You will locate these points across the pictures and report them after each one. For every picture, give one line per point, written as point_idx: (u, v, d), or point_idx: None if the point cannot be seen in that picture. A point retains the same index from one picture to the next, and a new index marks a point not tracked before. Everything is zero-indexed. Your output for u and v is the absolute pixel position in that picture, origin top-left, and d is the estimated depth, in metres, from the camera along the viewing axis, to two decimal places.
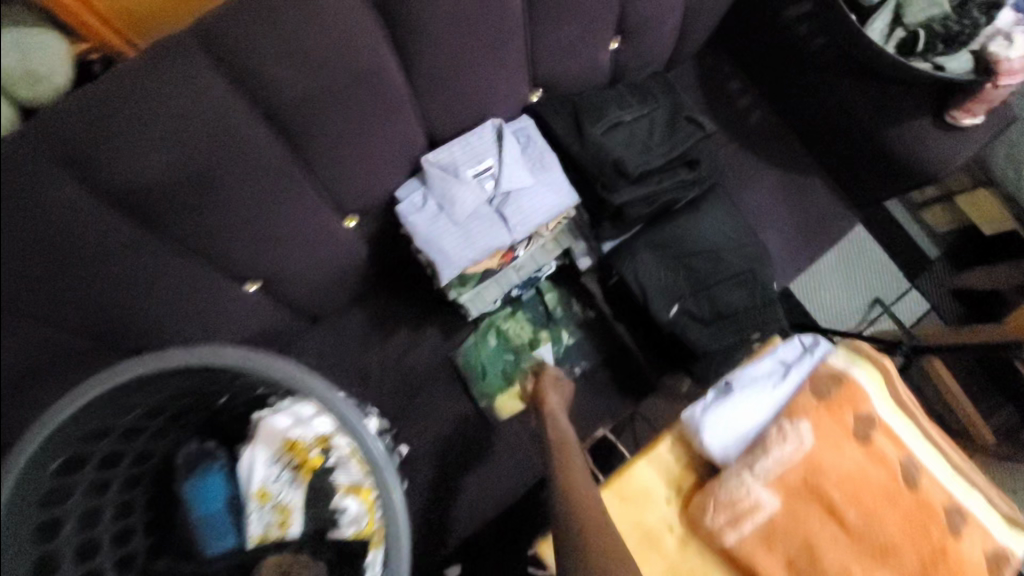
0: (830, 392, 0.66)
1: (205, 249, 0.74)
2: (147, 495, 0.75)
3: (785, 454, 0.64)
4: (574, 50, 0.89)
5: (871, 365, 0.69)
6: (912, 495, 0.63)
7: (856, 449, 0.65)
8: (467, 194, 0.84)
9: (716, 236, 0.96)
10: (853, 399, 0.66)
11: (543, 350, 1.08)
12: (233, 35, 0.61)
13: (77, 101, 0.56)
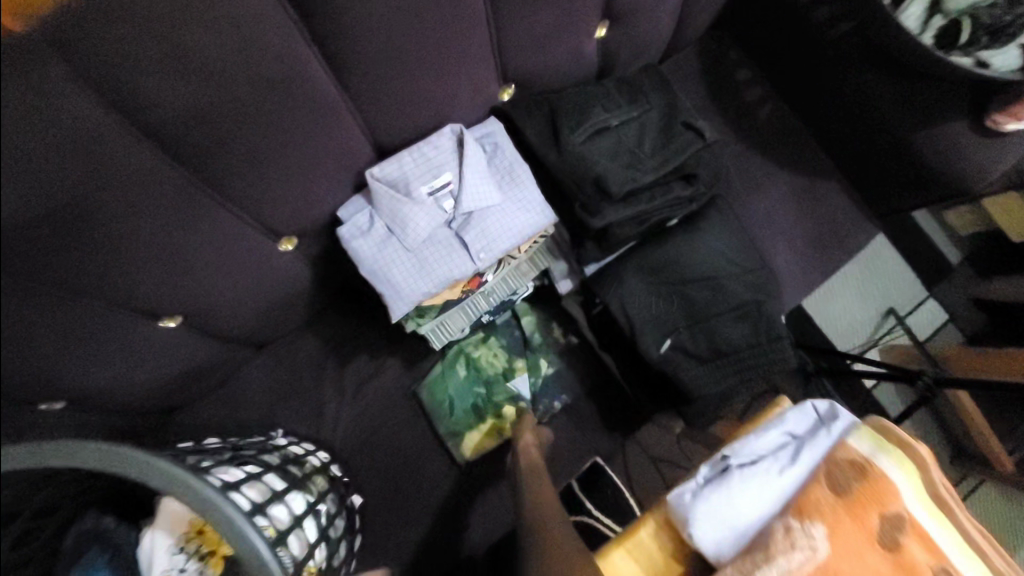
0: (849, 484, 0.53)
1: (92, 289, 0.60)
2: None
3: (793, 564, 0.50)
4: (549, 40, 0.74)
5: (901, 448, 0.55)
6: None
7: (881, 559, 0.51)
8: (421, 215, 0.71)
9: (716, 259, 0.82)
10: (879, 495, 0.53)
11: (518, 381, 0.97)
12: (89, 27, 0.46)
13: None
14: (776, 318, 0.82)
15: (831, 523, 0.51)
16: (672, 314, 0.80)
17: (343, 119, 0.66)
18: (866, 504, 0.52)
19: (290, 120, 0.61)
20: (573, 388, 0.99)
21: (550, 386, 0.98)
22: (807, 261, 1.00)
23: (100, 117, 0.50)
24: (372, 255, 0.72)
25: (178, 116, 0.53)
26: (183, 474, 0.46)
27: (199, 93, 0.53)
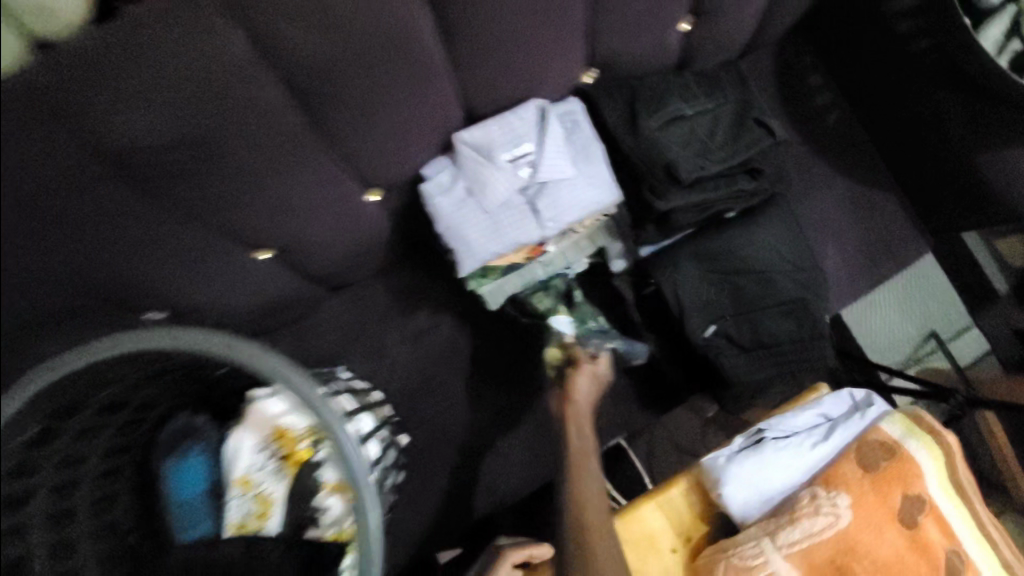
0: (877, 463, 0.58)
1: (212, 215, 0.69)
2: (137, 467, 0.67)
3: (815, 528, 0.56)
4: (638, 28, 0.78)
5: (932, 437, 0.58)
6: None
7: (899, 533, 0.56)
8: (500, 180, 0.77)
9: (770, 254, 0.86)
10: (904, 477, 0.57)
11: (560, 323, 0.90)
12: None
13: (79, 46, 0.50)
14: (821, 316, 0.86)
15: (855, 494, 0.57)
16: (719, 301, 0.85)
17: (441, 85, 0.72)
18: (891, 483, 0.57)
19: (396, 80, 0.67)
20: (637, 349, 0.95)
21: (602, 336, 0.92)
22: (859, 271, 1.02)
23: (245, 57, 0.57)
24: (451, 213, 0.78)
25: (304, 64, 0.60)
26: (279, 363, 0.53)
27: (322, 44, 0.59)
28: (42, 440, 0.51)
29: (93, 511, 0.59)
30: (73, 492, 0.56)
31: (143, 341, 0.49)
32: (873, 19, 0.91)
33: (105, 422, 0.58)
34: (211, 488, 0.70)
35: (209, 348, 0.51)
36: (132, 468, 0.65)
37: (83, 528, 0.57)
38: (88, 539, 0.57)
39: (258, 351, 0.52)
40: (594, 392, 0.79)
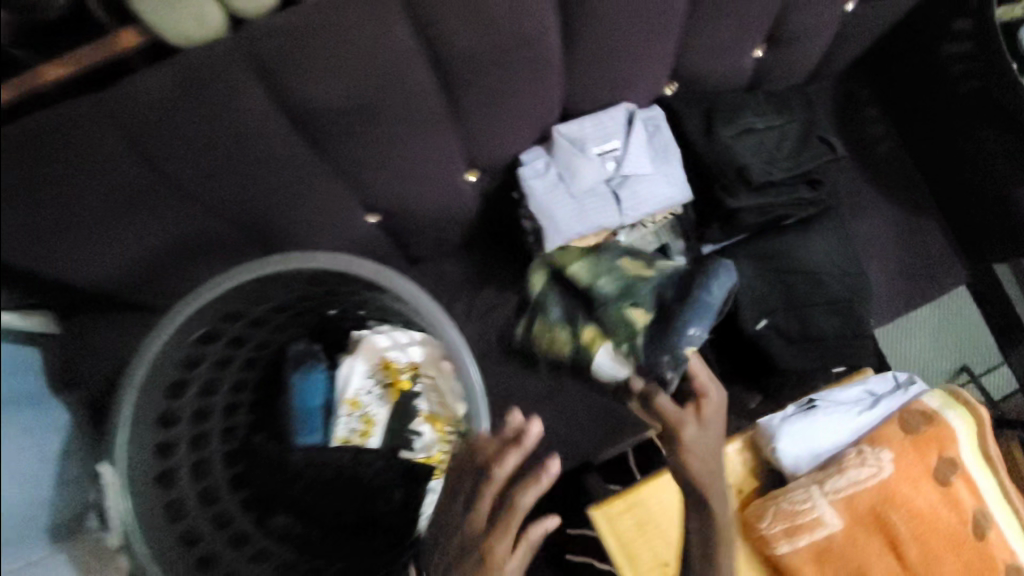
0: (918, 427, 0.68)
1: (348, 170, 0.82)
2: (259, 377, 0.82)
3: (862, 477, 0.67)
4: (722, 49, 0.90)
5: (967, 409, 0.70)
6: (976, 543, 0.66)
7: (933, 489, 0.67)
8: (589, 169, 0.88)
9: (822, 259, 0.95)
10: (941, 440, 0.68)
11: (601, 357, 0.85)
12: None
13: (285, 28, 0.64)
14: (865, 319, 0.95)
15: (897, 451, 0.68)
16: (773, 296, 0.94)
17: (553, 84, 0.83)
18: (929, 445, 0.68)
19: (519, 75, 0.79)
20: (718, 293, 0.85)
21: (657, 343, 0.82)
22: (903, 290, 1.09)
23: (410, 44, 0.70)
24: (543, 195, 0.89)
25: (454, 55, 0.72)
26: (394, 276, 0.66)
27: (472, 41, 0.72)
28: (209, 338, 0.70)
29: (223, 413, 0.76)
30: (215, 386, 0.74)
31: (293, 261, 0.65)
32: (930, 61, 1.01)
33: (244, 338, 0.76)
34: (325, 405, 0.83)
35: (336, 266, 0.66)
36: (255, 383, 0.81)
37: (215, 423, 0.74)
38: (218, 433, 0.75)
39: (385, 271, 0.66)
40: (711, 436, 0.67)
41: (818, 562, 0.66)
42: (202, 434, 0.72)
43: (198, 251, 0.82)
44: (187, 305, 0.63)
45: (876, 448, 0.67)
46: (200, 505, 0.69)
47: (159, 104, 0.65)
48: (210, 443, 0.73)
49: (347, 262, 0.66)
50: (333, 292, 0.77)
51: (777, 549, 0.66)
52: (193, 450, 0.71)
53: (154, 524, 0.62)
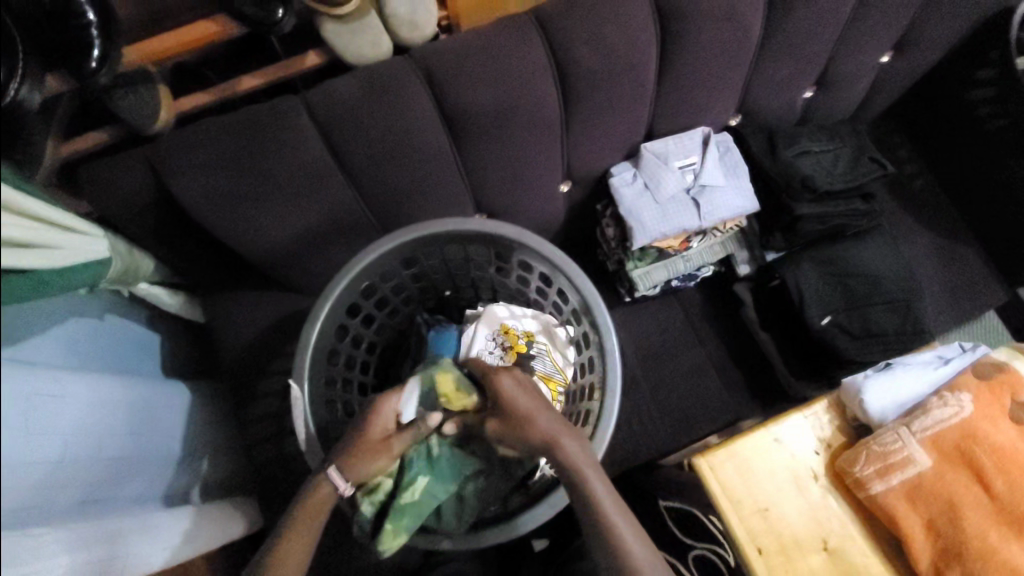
0: (990, 375, 0.76)
1: (473, 168, 0.97)
2: (385, 344, 0.97)
3: (944, 416, 0.74)
4: (781, 87, 1.07)
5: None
6: None
7: (1012, 426, 0.74)
8: (672, 179, 1.03)
9: (877, 264, 1.08)
10: (1014, 386, 0.75)
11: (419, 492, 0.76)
12: (562, 20, 0.85)
13: (456, 48, 0.84)
14: (919, 317, 1.05)
15: (974, 393, 0.75)
16: (835, 297, 1.06)
17: (644, 108, 1.00)
18: (1003, 389, 0.75)
19: (620, 97, 0.95)
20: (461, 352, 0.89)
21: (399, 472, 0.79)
22: (948, 304, 1.19)
23: (543, 62, 0.87)
24: (632, 199, 1.03)
25: (576, 75, 0.89)
26: (541, 241, 0.81)
27: (592, 65, 0.88)
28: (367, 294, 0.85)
29: (361, 367, 0.91)
30: (361, 341, 0.90)
31: (450, 225, 0.80)
32: (958, 105, 1.17)
33: (389, 300, 0.92)
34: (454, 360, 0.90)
35: (479, 229, 0.81)
36: (382, 346, 0.96)
37: (356, 376, 0.90)
38: (357, 383, 0.90)
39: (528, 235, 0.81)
40: (517, 386, 0.75)
41: (912, 498, 0.73)
42: (347, 379, 0.88)
43: (345, 234, 0.98)
44: (368, 256, 0.78)
45: (955, 392, 0.75)
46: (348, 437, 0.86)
47: (351, 98, 0.82)
48: (353, 392, 0.89)
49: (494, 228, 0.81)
50: (462, 267, 0.93)
51: (872, 489, 0.74)
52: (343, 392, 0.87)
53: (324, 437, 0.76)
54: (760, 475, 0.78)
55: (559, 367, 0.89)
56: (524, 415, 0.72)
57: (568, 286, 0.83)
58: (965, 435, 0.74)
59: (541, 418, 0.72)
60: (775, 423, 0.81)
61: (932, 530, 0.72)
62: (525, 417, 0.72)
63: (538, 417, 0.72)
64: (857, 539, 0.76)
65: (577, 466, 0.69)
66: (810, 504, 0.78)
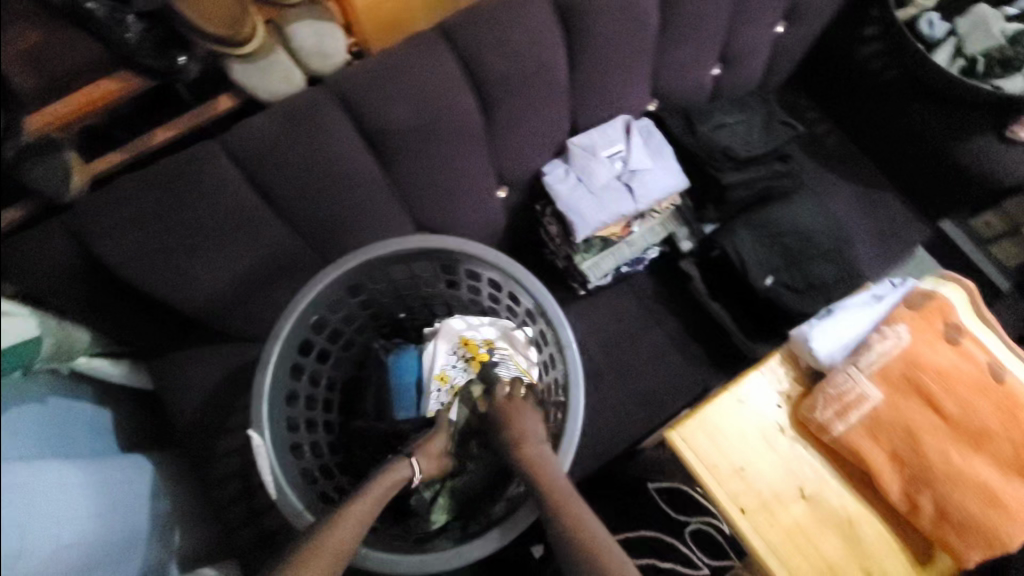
0: (921, 303, 0.80)
1: (406, 189, 0.97)
2: (346, 377, 0.95)
3: (886, 349, 0.78)
4: (688, 68, 1.12)
5: (955, 284, 0.84)
6: (1000, 386, 0.76)
7: (948, 349, 0.78)
8: (602, 169, 1.06)
9: (806, 219, 1.13)
10: (944, 311, 0.80)
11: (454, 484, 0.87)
12: (466, 31, 0.87)
13: (363, 72, 0.85)
14: (853, 263, 1.11)
15: (910, 323, 0.79)
16: (773, 257, 1.11)
17: (563, 103, 1.02)
18: (935, 315, 0.79)
19: (539, 96, 0.97)
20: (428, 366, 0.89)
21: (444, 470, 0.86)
22: (877, 249, 1.24)
23: (455, 73, 0.88)
24: (568, 194, 1.05)
25: (492, 80, 0.91)
26: (481, 248, 0.82)
27: (505, 70, 0.90)
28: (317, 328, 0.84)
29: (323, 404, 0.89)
30: (319, 379, 0.88)
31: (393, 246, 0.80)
32: (853, 62, 1.22)
33: (342, 331, 0.90)
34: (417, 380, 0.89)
35: (418, 245, 0.80)
36: (344, 380, 0.95)
37: (321, 413, 0.88)
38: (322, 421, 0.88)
39: (468, 244, 0.81)
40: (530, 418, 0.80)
41: (872, 432, 0.76)
42: (312, 419, 0.86)
43: (286, 275, 0.96)
44: (311, 290, 0.77)
45: (893, 325, 0.79)
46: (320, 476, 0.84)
47: (267, 137, 0.81)
48: (319, 431, 0.88)
49: (436, 242, 0.82)
50: (410, 287, 0.92)
51: (835, 430, 0.77)
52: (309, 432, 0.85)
53: (294, 478, 0.75)
54: (729, 437, 0.81)
55: (524, 369, 0.87)
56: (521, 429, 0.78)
57: (517, 288, 0.84)
58: (909, 364, 0.77)
59: (533, 435, 0.77)
60: (736, 384, 0.83)
61: (896, 460, 0.75)
62: (522, 432, 0.78)
63: (528, 423, 0.79)
64: (831, 482, 0.79)
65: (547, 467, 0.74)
66: (782, 457, 0.80)
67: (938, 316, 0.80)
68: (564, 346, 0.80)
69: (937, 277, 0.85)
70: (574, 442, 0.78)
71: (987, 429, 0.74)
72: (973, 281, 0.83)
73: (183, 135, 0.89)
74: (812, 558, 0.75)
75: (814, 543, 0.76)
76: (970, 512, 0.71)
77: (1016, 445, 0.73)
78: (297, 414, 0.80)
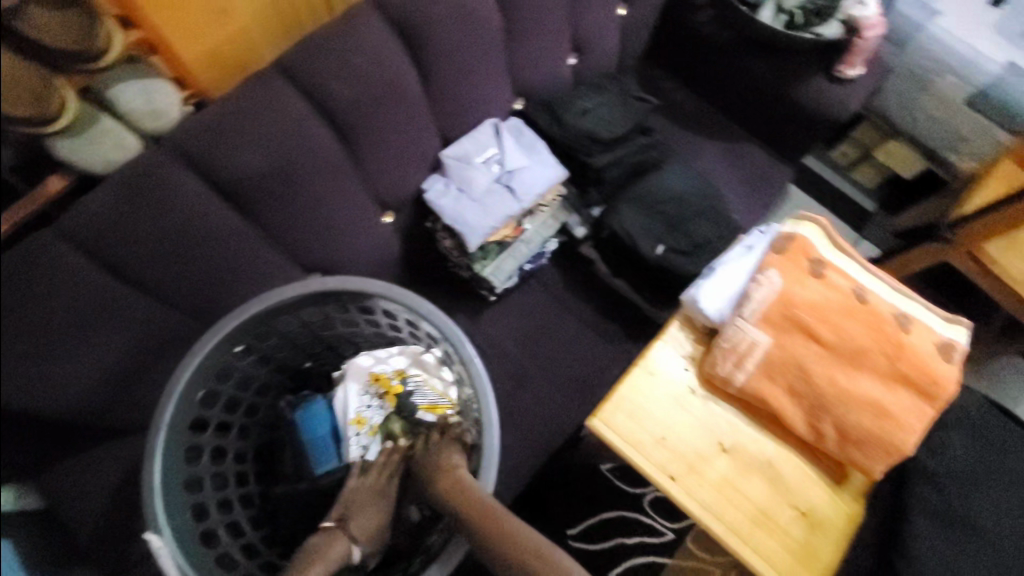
0: (785, 246, 0.86)
1: (279, 236, 0.93)
2: (259, 442, 0.91)
3: (764, 295, 0.83)
4: (541, 62, 1.15)
5: (810, 221, 0.91)
6: (864, 306, 0.83)
7: (816, 282, 0.84)
8: (480, 175, 1.06)
9: (681, 184, 1.19)
10: (805, 248, 0.86)
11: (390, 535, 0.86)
12: (307, 64, 0.86)
13: (202, 124, 0.80)
14: (728, 216, 1.18)
15: (779, 266, 0.84)
16: (656, 225, 1.15)
17: (425, 117, 1.01)
18: (798, 254, 0.85)
19: (398, 114, 0.96)
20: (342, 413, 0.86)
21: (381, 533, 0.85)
22: (752, 197, 1.32)
23: (300, 108, 0.86)
24: (451, 207, 1.05)
25: (342, 107, 0.89)
26: (362, 282, 0.80)
27: (354, 95, 0.89)
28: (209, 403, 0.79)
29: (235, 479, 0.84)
30: (226, 454, 0.83)
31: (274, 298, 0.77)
32: (691, 31, 1.30)
33: (240, 398, 0.86)
34: (331, 430, 0.86)
35: (296, 293, 0.77)
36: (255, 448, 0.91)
37: (233, 490, 0.83)
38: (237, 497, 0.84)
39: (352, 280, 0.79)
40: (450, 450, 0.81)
41: (768, 374, 0.81)
42: (224, 498, 0.81)
43: (166, 353, 0.89)
44: (189, 364, 0.72)
45: (765, 271, 0.84)
46: (243, 556, 0.80)
47: (110, 214, 0.76)
48: (235, 508, 0.83)
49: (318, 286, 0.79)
50: (306, 336, 0.89)
51: (737, 380, 0.82)
52: (222, 513, 0.80)
53: (205, 564, 0.71)
54: (646, 410, 0.83)
55: (442, 392, 0.86)
56: (441, 462, 0.80)
57: (411, 312, 0.83)
58: (786, 304, 0.83)
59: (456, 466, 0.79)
60: (643, 357, 0.86)
61: (794, 395, 0.81)
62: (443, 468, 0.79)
63: (450, 458, 0.80)
64: (745, 429, 0.84)
65: (480, 497, 0.75)
66: (698, 416, 0.84)
67: (802, 255, 0.86)
68: (468, 361, 0.80)
69: (794, 218, 0.91)
70: (495, 454, 0.79)
71: (862, 348, 0.80)
72: (823, 216, 0.90)
73: (16, 231, 0.80)
74: (741, 504, 0.80)
75: (741, 490, 0.81)
76: (864, 426, 0.78)
77: (889, 356, 0.80)
78: (203, 498, 0.76)
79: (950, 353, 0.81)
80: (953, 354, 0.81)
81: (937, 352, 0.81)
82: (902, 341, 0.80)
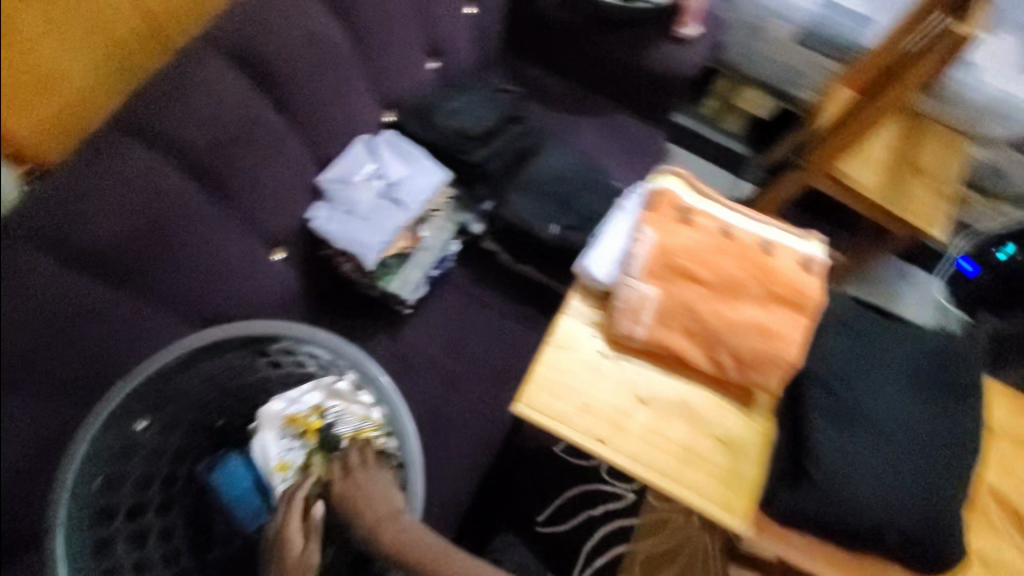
0: (654, 201, 0.92)
1: (166, 296, 0.86)
2: (185, 514, 0.88)
3: (645, 250, 0.89)
4: (400, 71, 1.16)
5: (671, 175, 0.98)
6: (733, 241, 0.90)
7: (688, 228, 0.91)
8: (362, 194, 1.07)
9: (562, 163, 1.24)
10: (672, 200, 0.93)
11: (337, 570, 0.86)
12: (150, 113, 0.82)
13: (47, 198, 0.75)
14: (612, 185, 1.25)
15: (652, 220, 0.90)
16: (547, 206, 1.19)
17: (293, 146, 1.00)
18: (666, 206, 0.92)
19: (263, 149, 0.95)
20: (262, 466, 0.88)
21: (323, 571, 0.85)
22: (635, 162, 1.38)
23: (153, 160, 0.82)
24: (341, 230, 1.04)
25: (200, 152, 0.86)
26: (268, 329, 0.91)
27: (210, 137, 0.87)
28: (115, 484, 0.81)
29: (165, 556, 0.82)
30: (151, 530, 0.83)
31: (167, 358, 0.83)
32: (540, 18, 1.35)
33: None
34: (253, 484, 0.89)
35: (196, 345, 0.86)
36: (183, 520, 0.88)
37: None
38: None
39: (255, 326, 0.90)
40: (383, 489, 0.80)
41: (664, 322, 0.87)
42: None
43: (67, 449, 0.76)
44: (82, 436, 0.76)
45: (641, 228, 0.90)
46: None
47: None
48: None
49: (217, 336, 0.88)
50: (214, 393, 0.90)
51: (638, 334, 0.87)
52: None
53: None
54: (564, 382, 0.87)
55: (363, 416, 0.90)
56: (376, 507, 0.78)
57: (319, 345, 0.93)
58: (666, 254, 0.89)
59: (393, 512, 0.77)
60: (551, 334, 0.90)
61: (692, 335, 0.86)
62: (381, 515, 0.77)
63: (384, 500, 0.79)
64: (657, 378, 0.89)
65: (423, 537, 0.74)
66: (613, 376, 0.88)
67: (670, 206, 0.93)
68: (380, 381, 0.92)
69: (657, 175, 0.98)
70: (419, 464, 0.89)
71: (739, 278, 0.87)
72: (681, 169, 0.98)
73: None
74: (666, 448, 0.85)
75: (664, 435, 0.86)
76: (756, 348, 0.84)
77: (763, 281, 0.87)
78: None
79: (813, 266, 0.89)
80: (816, 267, 0.89)
81: (801, 267, 0.89)
82: (770, 265, 0.88)
